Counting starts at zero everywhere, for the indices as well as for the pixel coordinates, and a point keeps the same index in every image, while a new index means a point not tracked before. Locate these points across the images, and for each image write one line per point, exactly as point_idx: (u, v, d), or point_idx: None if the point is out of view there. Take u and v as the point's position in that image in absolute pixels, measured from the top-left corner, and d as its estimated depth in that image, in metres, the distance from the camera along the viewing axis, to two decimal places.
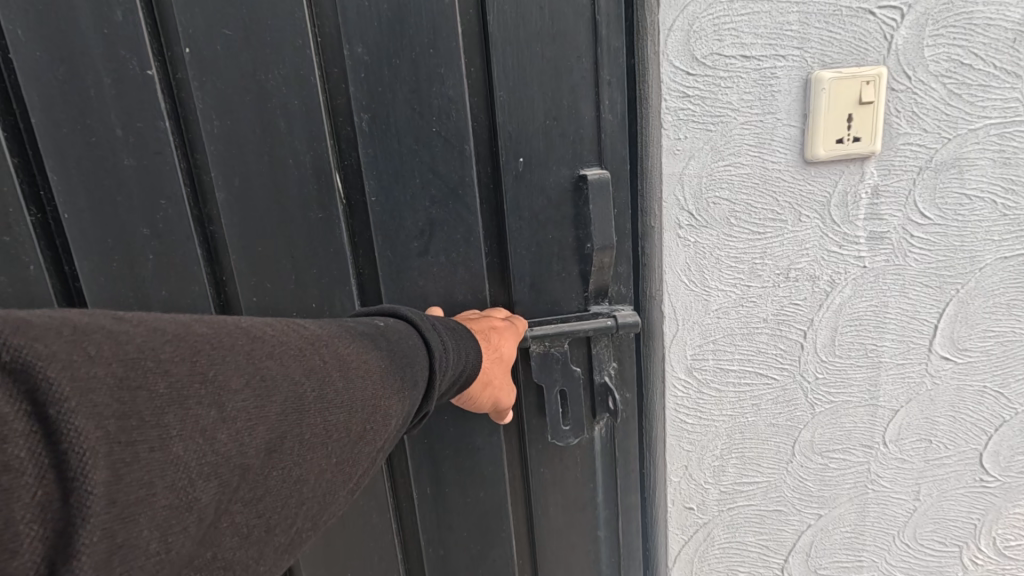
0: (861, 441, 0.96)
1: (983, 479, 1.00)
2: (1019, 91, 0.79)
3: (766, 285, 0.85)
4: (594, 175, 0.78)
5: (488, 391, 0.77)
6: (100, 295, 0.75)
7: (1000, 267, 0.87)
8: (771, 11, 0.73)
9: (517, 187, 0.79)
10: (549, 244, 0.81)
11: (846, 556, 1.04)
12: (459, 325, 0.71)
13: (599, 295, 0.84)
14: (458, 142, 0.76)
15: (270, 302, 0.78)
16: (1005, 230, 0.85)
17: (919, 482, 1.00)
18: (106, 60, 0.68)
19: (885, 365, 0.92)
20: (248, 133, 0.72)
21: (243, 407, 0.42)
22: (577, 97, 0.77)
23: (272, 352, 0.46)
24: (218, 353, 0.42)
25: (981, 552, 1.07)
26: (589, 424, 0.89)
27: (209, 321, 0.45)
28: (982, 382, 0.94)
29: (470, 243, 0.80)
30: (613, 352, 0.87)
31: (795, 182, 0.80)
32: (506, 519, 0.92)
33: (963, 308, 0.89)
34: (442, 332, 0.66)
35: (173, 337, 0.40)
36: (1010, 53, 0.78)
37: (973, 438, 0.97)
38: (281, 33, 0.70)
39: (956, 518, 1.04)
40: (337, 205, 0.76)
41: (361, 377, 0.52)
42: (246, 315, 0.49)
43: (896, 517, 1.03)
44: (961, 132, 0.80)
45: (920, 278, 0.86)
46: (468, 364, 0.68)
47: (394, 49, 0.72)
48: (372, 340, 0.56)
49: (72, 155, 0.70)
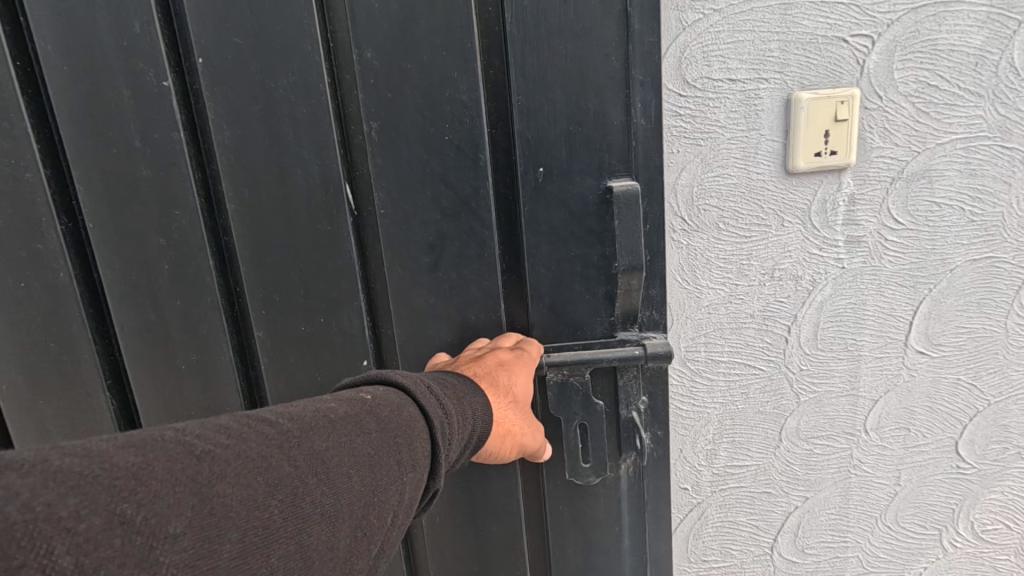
0: (843, 428, 0.90)
1: (963, 467, 0.92)
2: (987, 109, 0.75)
3: (753, 284, 0.82)
4: (621, 187, 0.70)
5: (513, 438, 0.70)
6: (121, 301, 0.76)
7: (972, 269, 0.81)
8: (754, 40, 0.72)
9: (535, 199, 0.72)
10: (570, 262, 0.74)
11: (832, 536, 0.97)
12: (461, 380, 0.63)
13: (628, 320, 0.75)
14: (472, 151, 0.71)
15: (279, 315, 0.77)
16: (974, 235, 0.80)
17: (900, 470, 0.93)
18: (126, 72, 0.69)
19: (867, 356, 0.86)
20: (259, 142, 0.71)
21: (185, 558, 0.35)
22: (604, 99, 0.69)
23: (221, 470, 0.40)
24: (141, 495, 0.36)
25: (961, 541, 0.98)
26: (614, 463, 0.80)
27: (139, 444, 0.39)
28: (956, 375, 0.87)
29: (483, 259, 0.74)
30: (644, 385, 0.77)
31: (778, 191, 0.78)
32: (520, 557, 0.85)
33: (937, 304, 0.83)
34: (444, 397, 0.59)
35: (78, 488, 0.34)
36: (974, 75, 0.74)
37: (950, 426, 0.90)
38: (290, 40, 0.68)
39: (937, 504, 0.95)
40: (345, 216, 0.73)
41: (343, 476, 0.46)
42: (190, 424, 0.43)
43: (878, 502, 0.95)
44: (928, 146, 0.76)
45: (895, 277, 0.82)
46: (478, 422, 0.61)
47: (404, 52, 0.68)
48: (357, 427, 0.49)
49: (96, 166, 0.72)
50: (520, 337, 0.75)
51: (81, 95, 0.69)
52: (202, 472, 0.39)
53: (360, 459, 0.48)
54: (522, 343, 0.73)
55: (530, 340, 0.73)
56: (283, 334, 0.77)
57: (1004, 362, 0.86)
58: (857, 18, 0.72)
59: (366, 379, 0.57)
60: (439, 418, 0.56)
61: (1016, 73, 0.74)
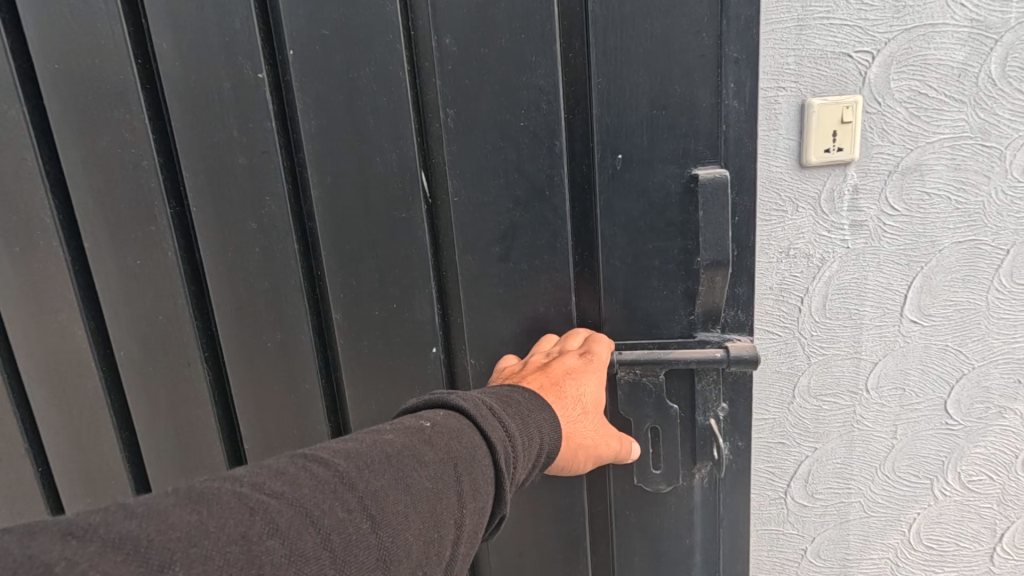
0: (845, 385, 0.84)
1: (951, 423, 0.84)
2: (969, 115, 0.72)
3: (765, 257, 0.79)
4: (707, 175, 0.65)
5: (587, 453, 0.65)
6: (218, 281, 0.83)
7: (958, 251, 0.76)
8: (772, 55, 0.72)
9: (613, 188, 0.68)
10: (648, 255, 0.69)
11: (838, 485, 0.89)
12: (525, 393, 0.60)
13: (709, 319, 0.70)
14: (548, 138, 0.68)
15: (354, 299, 0.79)
16: (960, 222, 0.76)
17: (896, 425, 0.85)
18: (228, 67, 0.74)
19: (867, 325, 0.80)
20: (340, 130, 0.73)
21: None
22: (692, 81, 0.64)
23: (274, 521, 0.40)
24: (197, 556, 0.36)
25: (954, 495, 0.88)
26: (687, 473, 0.74)
27: (195, 502, 0.40)
28: (945, 344, 0.81)
29: (556, 250, 0.72)
30: (724, 390, 0.71)
31: (785, 180, 0.75)
32: (583, 561, 0.82)
33: (926, 278, 0.78)
34: (508, 419, 0.56)
35: (136, 555, 0.35)
36: (958, 85, 0.71)
37: (939, 386, 0.83)
38: (372, 29, 0.69)
39: (930, 455, 0.86)
40: (420, 205, 0.74)
41: (399, 518, 0.45)
42: (244, 474, 0.44)
43: (877, 452, 0.87)
44: (918, 146, 0.73)
45: (892, 255, 0.77)
46: (545, 440, 0.58)
47: (483, 39, 0.67)
48: (412, 463, 0.48)
49: (201, 156, 0.78)
50: (587, 335, 0.71)
51: (189, 88, 0.75)
52: (255, 527, 0.39)
53: (418, 497, 0.47)
54: (589, 343, 0.69)
55: (598, 338, 0.69)
56: (357, 318, 0.80)
57: (986, 332, 0.80)
58: (858, 35, 0.70)
59: (427, 404, 0.56)
60: (502, 445, 0.54)
61: (1003, 78, 0.70)
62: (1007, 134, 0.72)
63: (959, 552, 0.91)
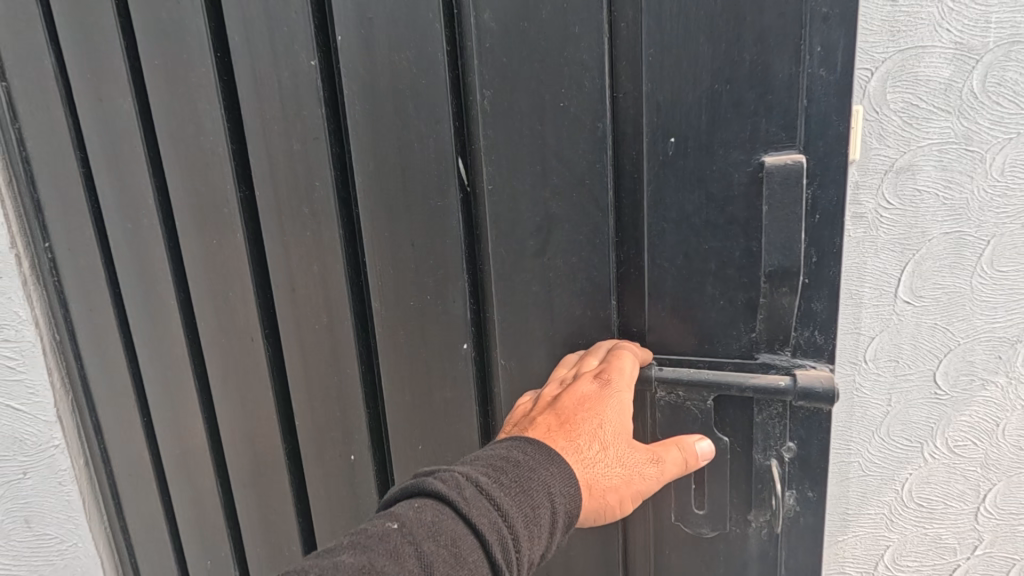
0: (846, 357, 0.78)
1: (937, 392, 0.78)
2: (953, 123, 0.68)
3: None
4: (778, 162, 0.53)
5: (616, 499, 0.55)
6: (275, 262, 0.87)
7: (947, 242, 0.71)
8: None
9: (663, 178, 0.59)
10: (701, 256, 0.59)
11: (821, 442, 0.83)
12: (522, 451, 0.53)
13: (775, 339, 0.57)
14: (591, 121, 0.61)
15: (389, 287, 0.78)
16: (949, 216, 0.71)
17: (891, 395, 0.78)
18: (289, 57, 0.77)
19: (866, 305, 0.75)
20: (379, 114, 0.72)
21: None
22: (767, 46, 0.52)
23: None
24: None
25: (943, 458, 0.80)
26: (739, 519, 0.62)
27: None
28: (933, 320, 0.75)
29: (595, 247, 0.64)
30: (789, 427, 0.58)
31: None
32: None
33: (919, 263, 0.73)
34: (500, 497, 0.49)
35: None
36: (940, 96, 0.67)
37: (927, 358, 0.76)
38: (413, 9, 0.67)
39: (922, 422, 0.79)
40: (454, 193, 0.70)
41: None
42: None
43: (873, 418, 0.80)
44: (911, 149, 0.69)
45: (889, 243, 0.72)
46: (556, 505, 0.50)
47: (524, 11, 0.61)
48: None
49: (265, 142, 0.82)
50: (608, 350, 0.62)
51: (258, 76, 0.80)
52: None
53: None
54: (609, 360, 0.59)
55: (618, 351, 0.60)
56: (392, 306, 0.79)
57: (972, 310, 0.74)
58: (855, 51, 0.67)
59: (406, 492, 0.51)
60: (496, 533, 0.47)
61: (987, 92, 0.66)
62: (987, 140, 0.68)
63: (945, 510, 0.82)
